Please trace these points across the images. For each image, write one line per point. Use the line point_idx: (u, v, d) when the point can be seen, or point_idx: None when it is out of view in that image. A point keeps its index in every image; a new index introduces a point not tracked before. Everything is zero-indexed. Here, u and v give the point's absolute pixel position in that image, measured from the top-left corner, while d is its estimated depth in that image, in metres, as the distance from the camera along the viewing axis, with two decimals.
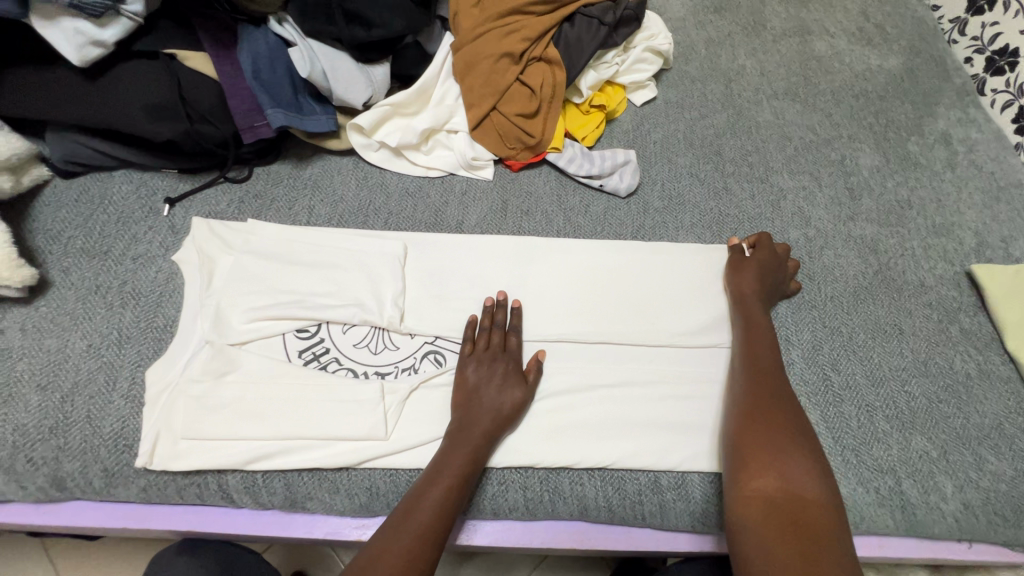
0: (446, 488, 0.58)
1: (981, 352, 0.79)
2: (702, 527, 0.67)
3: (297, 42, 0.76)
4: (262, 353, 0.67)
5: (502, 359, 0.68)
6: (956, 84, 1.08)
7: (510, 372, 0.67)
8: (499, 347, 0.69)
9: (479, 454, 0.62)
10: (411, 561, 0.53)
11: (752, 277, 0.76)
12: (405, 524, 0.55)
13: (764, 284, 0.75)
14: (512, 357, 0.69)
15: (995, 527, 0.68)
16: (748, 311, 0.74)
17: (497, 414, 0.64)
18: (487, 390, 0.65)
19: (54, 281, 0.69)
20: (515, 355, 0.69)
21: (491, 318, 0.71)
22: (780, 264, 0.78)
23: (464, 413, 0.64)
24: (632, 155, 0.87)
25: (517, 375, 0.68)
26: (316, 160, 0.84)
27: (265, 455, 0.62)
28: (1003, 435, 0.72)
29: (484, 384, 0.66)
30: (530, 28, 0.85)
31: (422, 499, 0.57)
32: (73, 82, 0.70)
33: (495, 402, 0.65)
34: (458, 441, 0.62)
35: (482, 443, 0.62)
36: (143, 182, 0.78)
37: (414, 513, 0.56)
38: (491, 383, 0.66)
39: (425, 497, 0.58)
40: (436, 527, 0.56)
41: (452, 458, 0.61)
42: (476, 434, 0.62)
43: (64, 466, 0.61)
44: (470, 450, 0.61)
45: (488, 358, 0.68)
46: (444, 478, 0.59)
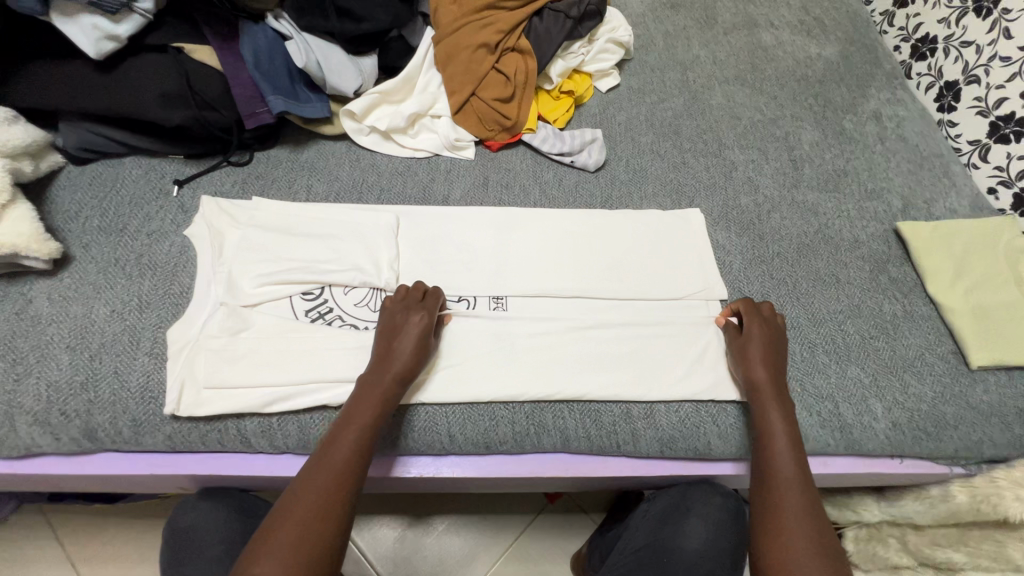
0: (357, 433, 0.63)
1: (907, 296, 0.90)
2: (670, 451, 0.76)
3: (293, 35, 0.84)
4: (271, 312, 0.75)
5: (419, 309, 0.73)
6: (886, 69, 1.21)
7: (427, 319, 0.72)
8: (415, 300, 0.74)
9: (390, 395, 0.67)
10: (326, 503, 0.57)
11: (754, 358, 0.74)
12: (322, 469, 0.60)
13: (767, 363, 0.74)
14: (427, 307, 0.74)
15: (919, 440, 0.79)
16: (759, 396, 0.72)
17: (413, 354, 0.69)
18: (404, 334, 0.70)
19: (75, 256, 0.76)
20: (428, 304, 0.74)
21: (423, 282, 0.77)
22: (778, 339, 0.77)
23: (380, 357, 0.69)
24: (599, 134, 0.97)
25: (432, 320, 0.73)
26: (312, 144, 0.91)
27: (279, 400, 0.70)
28: (924, 363, 0.84)
29: (403, 329, 0.71)
30: (504, 22, 0.94)
31: (334, 442, 0.62)
32: (88, 73, 0.77)
33: (412, 344, 0.70)
34: (370, 386, 0.67)
35: (392, 385, 0.67)
36: (151, 167, 0.85)
37: (329, 458, 0.61)
38: (407, 328, 0.71)
39: (337, 444, 0.62)
40: (350, 466, 0.61)
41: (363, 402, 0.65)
42: (388, 377, 0.67)
43: (96, 417, 0.67)
44: (380, 391, 0.66)
45: (401, 311, 0.73)
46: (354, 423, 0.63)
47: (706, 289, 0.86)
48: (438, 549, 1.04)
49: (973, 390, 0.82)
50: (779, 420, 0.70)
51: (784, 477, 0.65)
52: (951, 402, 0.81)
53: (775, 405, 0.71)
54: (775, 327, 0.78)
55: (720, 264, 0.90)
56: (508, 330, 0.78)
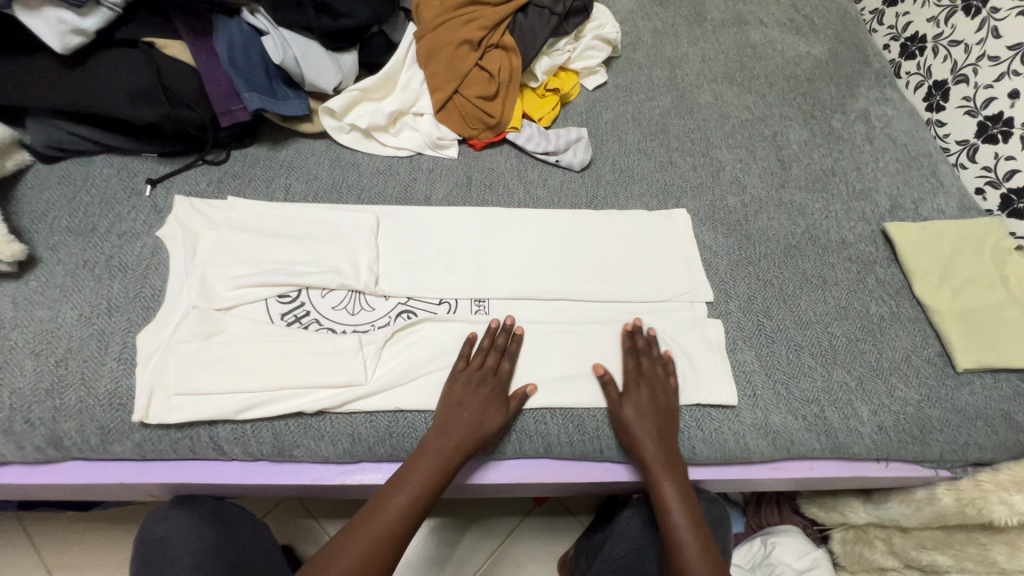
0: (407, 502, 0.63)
1: (894, 297, 0.90)
2: None
3: (270, 30, 0.82)
4: (246, 316, 0.73)
5: (490, 381, 0.71)
6: (875, 68, 1.20)
7: (494, 395, 0.70)
8: (492, 369, 0.72)
9: (446, 471, 0.65)
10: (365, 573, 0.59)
11: (634, 417, 0.71)
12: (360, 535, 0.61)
13: (648, 422, 0.71)
14: (498, 380, 0.71)
15: (904, 444, 0.79)
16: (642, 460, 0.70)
17: (474, 430, 0.67)
18: (470, 405, 0.69)
19: (42, 258, 0.73)
20: (501, 376, 0.72)
21: (492, 339, 0.74)
22: (662, 395, 0.74)
23: (446, 425, 0.67)
24: (584, 133, 0.95)
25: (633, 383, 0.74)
26: (291, 142, 0.89)
27: (253, 406, 0.68)
28: (910, 366, 0.83)
29: (469, 399, 0.69)
30: (487, 18, 0.92)
31: (382, 510, 0.63)
32: (55, 69, 0.74)
33: (475, 418, 0.68)
34: (427, 456, 0.66)
35: (448, 461, 0.65)
36: (123, 165, 0.82)
37: (376, 522, 0.62)
38: (471, 398, 0.69)
39: (388, 506, 0.63)
40: (394, 537, 0.62)
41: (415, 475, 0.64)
42: (447, 451, 0.66)
43: (62, 425, 0.65)
44: (438, 466, 0.65)
45: (474, 377, 0.71)
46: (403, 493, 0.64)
47: (692, 291, 0.85)
48: (424, 553, 1.02)
49: (959, 392, 0.82)
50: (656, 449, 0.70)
51: (669, 502, 0.68)
52: (937, 406, 0.80)
53: (664, 469, 0.70)
54: (658, 380, 0.75)
55: (707, 266, 0.88)
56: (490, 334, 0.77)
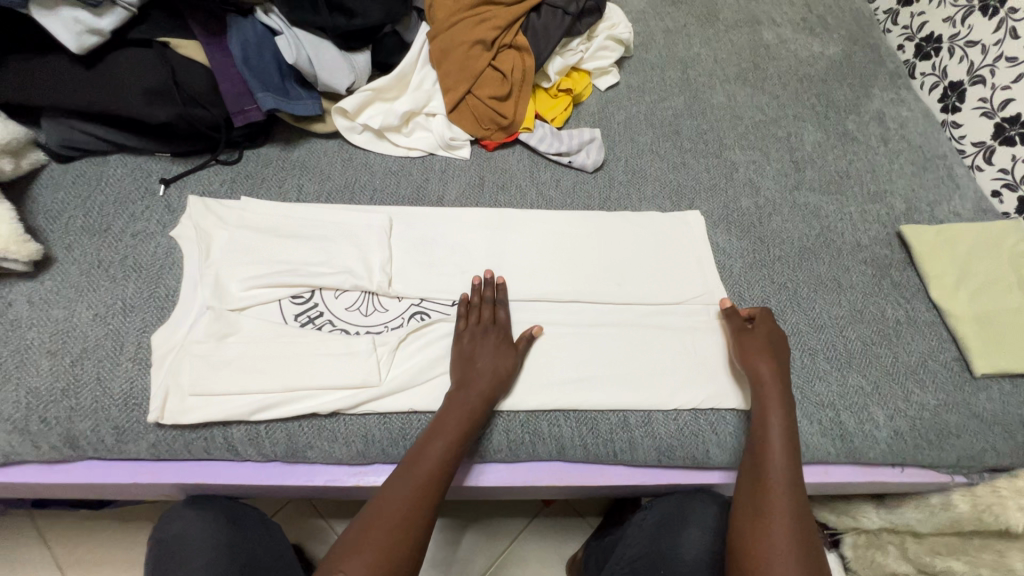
0: (446, 443, 0.64)
1: (910, 301, 0.89)
2: (668, 459, 0.74)
3: (283, 30, 0.82)
4: (259, 316, 0.73)
5: (493, 330, 0.74)
6: (890, 69, 1.19)
7: (501, 342, 0.73)
8: (490, 320, 0.75)
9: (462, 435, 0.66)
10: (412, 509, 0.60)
11: (762, 360, 0.73)
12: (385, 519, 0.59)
13: (776, 367, 0.73)
14: (499, 331, 0.74)
15: (921, 449, 0.78)
16: (761, 397, 0.71)
17: (492, 376, 0.69)
18: (482, 356, 0.71)
19: (57, 257, 0.73)
20: (501, 326, 0.75)
21: (481, 295, 0.77)
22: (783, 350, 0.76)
23: (463, 375, 0.69)
24: (597, 133, 0.95)
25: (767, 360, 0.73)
26: (303, 142, 0.89)
27: (267, 407, 0.68)
28: (926, 370, 0.82)
29: (478, 351, 0.72)
30: (500, 18, 0.92)
31: (420, 456, 0.63)
32: (70, 69, 0.74)
33: (489, 365, 0.70)
34: (444, 425, 0.66)
35: (463, 423, 0.66)
36: (137, 165, 0.82)
37: (417, 469, 0.62)
38: (478, 351, 0.71)
39: (427, 450, 0.64)
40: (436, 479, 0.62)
41: (432, 449, 0.64)
42: (472, 402, 0.67)
43: (78, 424, 0.65)
44: (465, 417, 0.66)
45: (475, 332, 0.73)
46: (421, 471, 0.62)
47: (705, 293, 0.85)
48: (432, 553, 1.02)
49: (976, 398, 0.81)
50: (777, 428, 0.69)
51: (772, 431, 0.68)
52: (954, 411, 0.80)
53: (777, 405, 0.70)
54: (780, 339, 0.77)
55: (721, 268, 0.88)
56: None
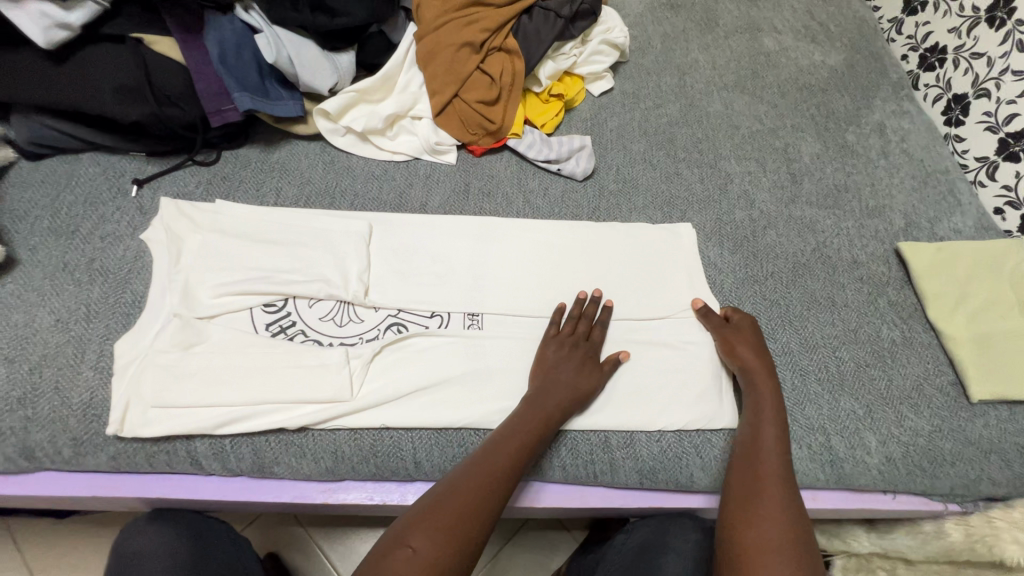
0: (519, 445, 0.63)
1: (906, 321, 0.86)
2: (650, 482, 0.72)
3: (263, 28, 0.79)
4: (229, 325, 0.70)
5: (583, 346, 0.74)
6: (892, 79, 1.16)
7: (587, 360, 0.73)
8: (583, 335, 0.75)
9: (533, 445, 0.64)
10: (483, 498, 0.57)
11: (746, 350, 0.75)
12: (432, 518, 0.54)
13: (759, 357, 0.75)
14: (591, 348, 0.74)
15: (913, 477, 0.75)
16: (749, 379, 0.73)
17: (573, 391, 0.69)
18: (565, 369, 0.71)
19: (21, 260, 0.71)
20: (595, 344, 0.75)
21: (580, 309, 0.77)
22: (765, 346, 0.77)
23: (545, 384, 0.69)
24: (587, 141, 0.92)
25: (762, 369, 0.73)
26: (283, 144, 0.86)
27: (233, 421, 0.65)
28: (921, 395, 0.79)
29: (562, 363, 0.72)
30: (489, 19, 0.89)
31: (494, 453, 0.62)
32: (38, 64, 0.72)
33: (571, 380, 0.70)
34: (516, 433, 0.64)
35: (537, 435, 0.65)
36: (110, 165, 0.80)
37: (488, 462, 0.61)
38: (564, 365, 0.71)
39: (500, 450, 0.62)
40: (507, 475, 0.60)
41: (497, 457, 0.61)
42: (551, 410, 0.67)
43: (33, 435, 0.62)
44: (539, 425, 0.65)
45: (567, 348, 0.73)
46: (481, 473, 0.59)
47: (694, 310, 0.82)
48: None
49: (972, 424, 0.78)
50: (772, 431, 0.67)
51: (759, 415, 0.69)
52: (949, 437, 0.77)
53: (764, 388, 0.72)
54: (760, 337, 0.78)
55: (712, 283, 0.85)
56: (485, 350, 0.74)
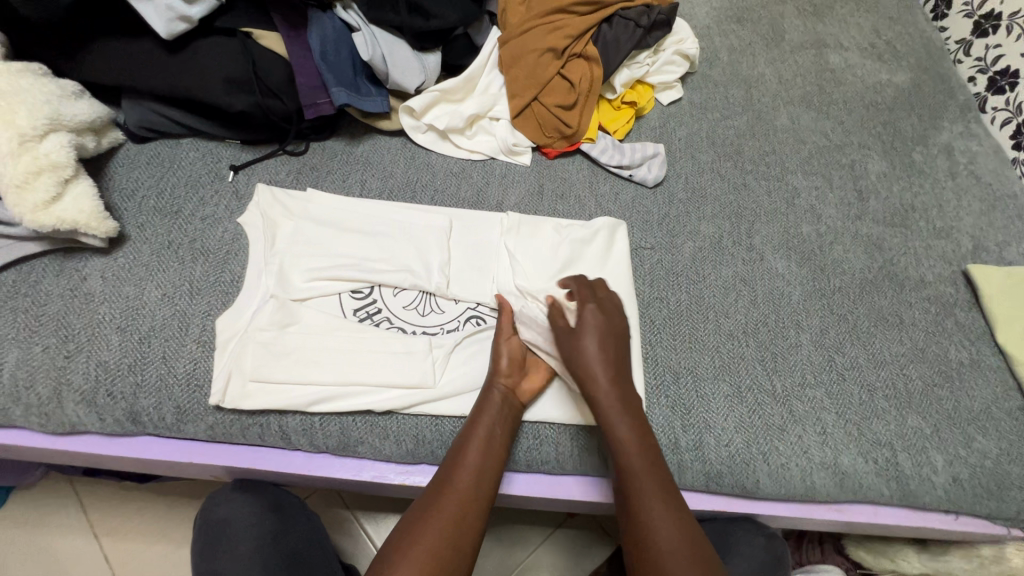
0: (486, 425, 0.65)
1: (974, 343, 0.86)
2: (716, 486, 0.73)
3: (361, 27, 0.83)
4: (320, 308, 0.74)
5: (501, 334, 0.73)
6: (959, 101, 1.15)
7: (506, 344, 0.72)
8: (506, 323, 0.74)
9: (496, 421, 0.66)
10: (474, 487, 0.62)
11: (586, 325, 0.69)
12: (426, 528, 0.58)
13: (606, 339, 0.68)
14: (595, 325, 0.68)
15: (979, 499, 0.75)
16: (573, 344, 0.68)
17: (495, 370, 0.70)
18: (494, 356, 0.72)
19: (130, 236, 0.75)
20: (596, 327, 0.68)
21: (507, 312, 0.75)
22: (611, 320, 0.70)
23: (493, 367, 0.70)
24: (660, 149, 0.94)
25: (590, 336, 0.68)
26: (368, 138, 0.90)
27: (324, 399, 0.68)
28: (989, 418, 0.79)
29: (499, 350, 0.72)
30: (572, 27, 0.91)
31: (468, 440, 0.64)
32: (155, 52, 0.76)
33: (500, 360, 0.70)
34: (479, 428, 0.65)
35: (497, 411, 0.67)
36: (208, 150, 0.84)
37: (466, 447, 0.64)
38: (583, 345, 0.67)
39: (473, 432, 0.65)
40: (486, 457, 0.64)
41: (470, 456, 0.63)
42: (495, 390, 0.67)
43: (142, 401, 0.67)
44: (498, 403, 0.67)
45: (571, 331, 0.69)
46: (458, 479, 0.62)
47: (761, 319, 0.83)
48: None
49: None
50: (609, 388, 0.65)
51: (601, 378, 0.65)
52: (1017, 462, 0.77)
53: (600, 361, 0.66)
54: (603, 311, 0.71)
55: (779, 295, 0.86)
56: None
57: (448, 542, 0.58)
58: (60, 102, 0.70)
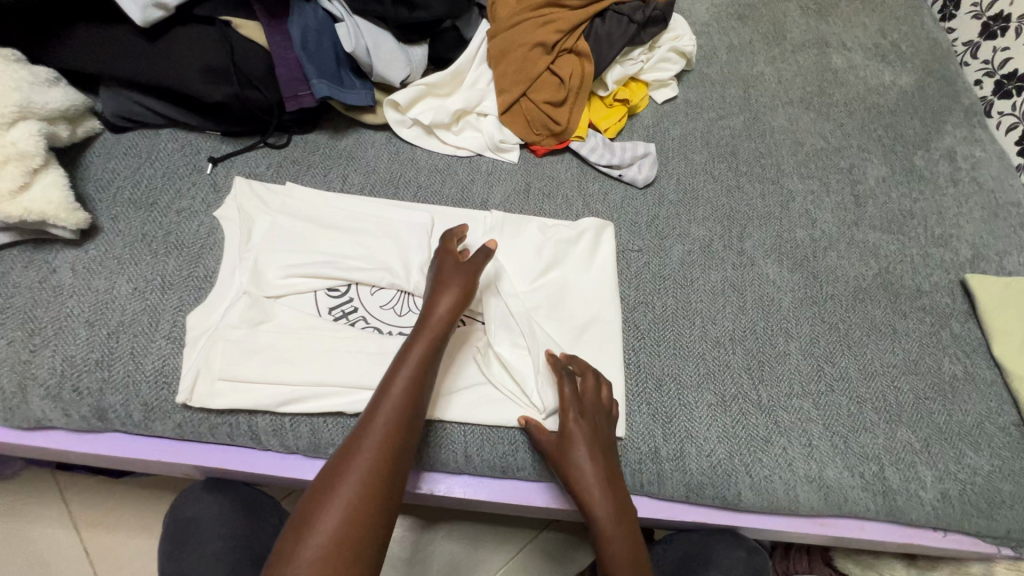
0: (413, 364, 0.62)
1: (969, 356, 0.83)
2: (696, 497, 0.72)
3: (344, 17, 0.81)
4: (295, 306, 0.72)
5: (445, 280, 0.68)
6: (964, 104, 1.12)
7: (448, 287, 0.67)
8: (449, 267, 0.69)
9: (427, 356, 0.63)
10: (396, 427, 0.58)
11: (576, 434, 0.66)
12: (331, 500, 0.54)
13: (592, 447, 0.66)
14: (582, 438, 0.66)
15: (968, 516, 0.73)
16: (563, 455, 0.66)
17: (430, 313, 0.65)
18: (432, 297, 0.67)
19: (103, 228, 0.74)
20: (586, 441, 0.66)
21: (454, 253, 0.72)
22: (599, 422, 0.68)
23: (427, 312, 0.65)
24: (652, 148, 0.92)
25: (581, 449, 0.65)
26: (352, 132, 0.88)
27: (294, 400, 0.67)
28: (982, 433, 0.77)
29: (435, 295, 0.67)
30: (564, 21, 0.89)
31: (392, 382, 0.61)
32: (131, 39, 0.75)
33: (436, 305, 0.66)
34: (389, 392, 0.60)
35: (428, 346, 0.63)
36: (187, 141, 0.82)
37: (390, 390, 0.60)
38: (572, 457, 0.65)
39: (398, 373, 0.61)
40: (411, 397, 0.60)
41: (378, 420, 0.58)
42: (427, 335, 0.64)
43: (108, 397, 0.65)
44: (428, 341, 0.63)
45: (558, 444, 0.66)
46: (374, 431, 0.58)
47: (749, 326, 0.81)
48: (427, 555, 0.97)
49: None
50: (601, 500, 0.65)
51: (592, 492, 0.65)
52: (1009, 479, 0.74)
53: (590, 471, 0.65)
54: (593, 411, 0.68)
55: (770, 301, 0.84)
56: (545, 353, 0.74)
57: (369, 490, 0.55)
58: (32, 89, 0.69)
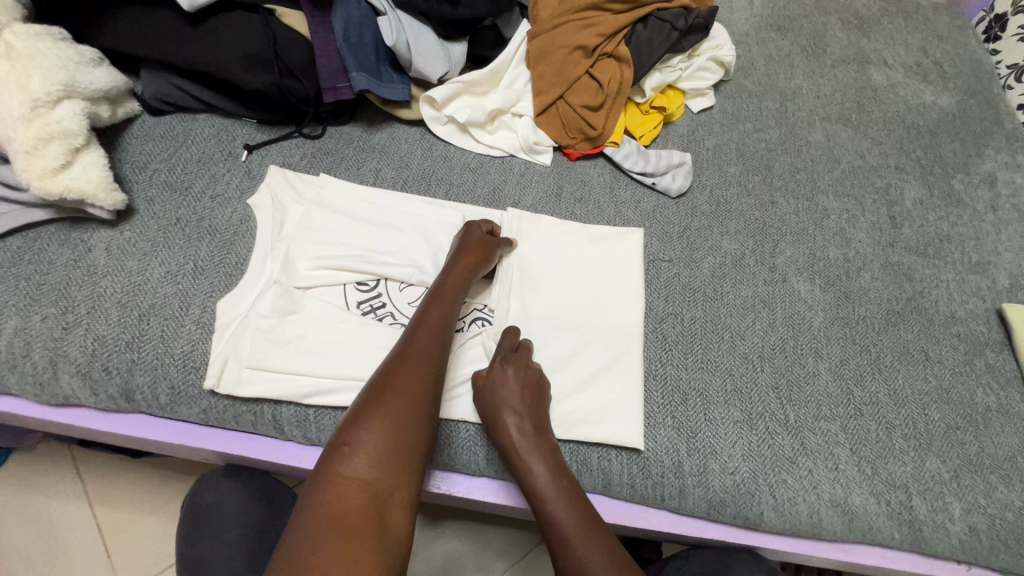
0: (441, 311, 0.65)
1: (1004, 387, 0.81)
2: (717, 514, 0.70)
3: (387, 11, 0.81)
4: (323, 298, 0.71)
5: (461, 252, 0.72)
6: (1006, 129, 1.09)
7: (467, 249, 0.72)
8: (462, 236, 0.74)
9: (452, 303, 0.67)
10: (428, 356, 0.60)
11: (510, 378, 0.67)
12: (370, 422, 0.53)
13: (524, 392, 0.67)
14: (511, 381, 0.67)
15: (995, 551, 0.71)
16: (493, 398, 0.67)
17: (453, 275, 0.70)
18: (449, 263, 0.71)
19: (138, 210, 0.74)
20: (512, 387, 0.67)
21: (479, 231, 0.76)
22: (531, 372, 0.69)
23: (447, 274, 0.70)
24: (687, 158, 0.90)
25: (512, 388, 0.66)
26: (386, 126, 0.88)
27: (319, 393, 0.67)
28: (1014, 468, 0.75)
29: (449, 264, 0.71)
30: (605, 25, 0.88)
31: (422, 323, 0.63)
32: (176, 24, 0.75)
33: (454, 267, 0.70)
34: (419, 330, 0.62)
35: (454, 294, 0.67)
36: (223, 127, 0.82)
37: (419, 330, 0.62)
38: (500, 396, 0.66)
39: (425, 317, 0.64)
40: (440, 335, 0.63)
41: (413, 352, 0.60)
42: (449, 291, 0.68)
43: (137, 378, 0.66)
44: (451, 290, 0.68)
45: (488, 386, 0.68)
46: (407, 362, 0.59)
47: (779, 345, 0.80)
48: (436, 551, 0.96)
49: None
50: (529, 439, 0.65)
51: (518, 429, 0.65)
52: None
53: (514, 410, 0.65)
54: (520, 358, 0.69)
55: (800, 319, 0.82)
56: (567, 357, 0.74)
57: (406, 415, 0.55)
58: (77, 68, 0.69)
